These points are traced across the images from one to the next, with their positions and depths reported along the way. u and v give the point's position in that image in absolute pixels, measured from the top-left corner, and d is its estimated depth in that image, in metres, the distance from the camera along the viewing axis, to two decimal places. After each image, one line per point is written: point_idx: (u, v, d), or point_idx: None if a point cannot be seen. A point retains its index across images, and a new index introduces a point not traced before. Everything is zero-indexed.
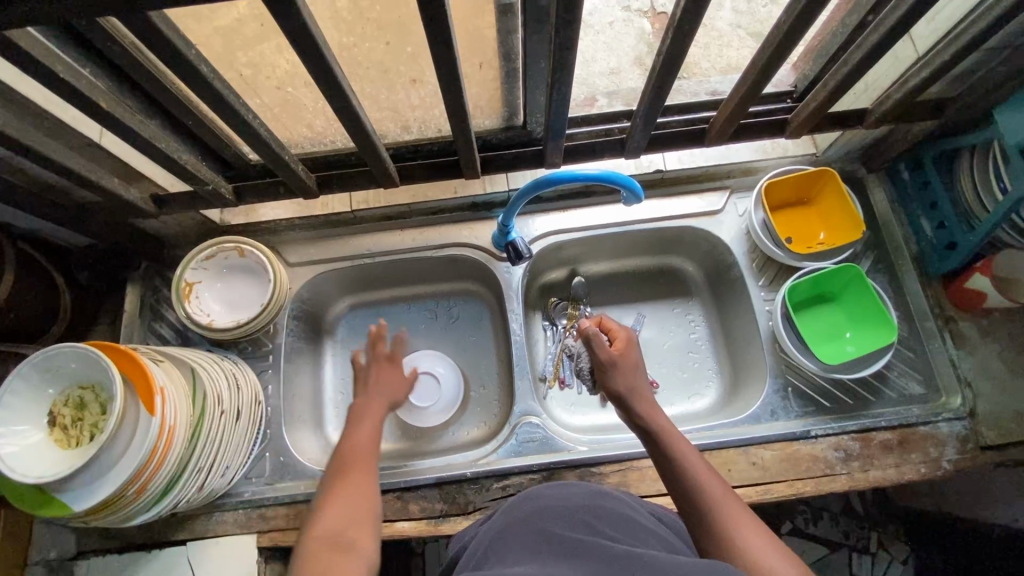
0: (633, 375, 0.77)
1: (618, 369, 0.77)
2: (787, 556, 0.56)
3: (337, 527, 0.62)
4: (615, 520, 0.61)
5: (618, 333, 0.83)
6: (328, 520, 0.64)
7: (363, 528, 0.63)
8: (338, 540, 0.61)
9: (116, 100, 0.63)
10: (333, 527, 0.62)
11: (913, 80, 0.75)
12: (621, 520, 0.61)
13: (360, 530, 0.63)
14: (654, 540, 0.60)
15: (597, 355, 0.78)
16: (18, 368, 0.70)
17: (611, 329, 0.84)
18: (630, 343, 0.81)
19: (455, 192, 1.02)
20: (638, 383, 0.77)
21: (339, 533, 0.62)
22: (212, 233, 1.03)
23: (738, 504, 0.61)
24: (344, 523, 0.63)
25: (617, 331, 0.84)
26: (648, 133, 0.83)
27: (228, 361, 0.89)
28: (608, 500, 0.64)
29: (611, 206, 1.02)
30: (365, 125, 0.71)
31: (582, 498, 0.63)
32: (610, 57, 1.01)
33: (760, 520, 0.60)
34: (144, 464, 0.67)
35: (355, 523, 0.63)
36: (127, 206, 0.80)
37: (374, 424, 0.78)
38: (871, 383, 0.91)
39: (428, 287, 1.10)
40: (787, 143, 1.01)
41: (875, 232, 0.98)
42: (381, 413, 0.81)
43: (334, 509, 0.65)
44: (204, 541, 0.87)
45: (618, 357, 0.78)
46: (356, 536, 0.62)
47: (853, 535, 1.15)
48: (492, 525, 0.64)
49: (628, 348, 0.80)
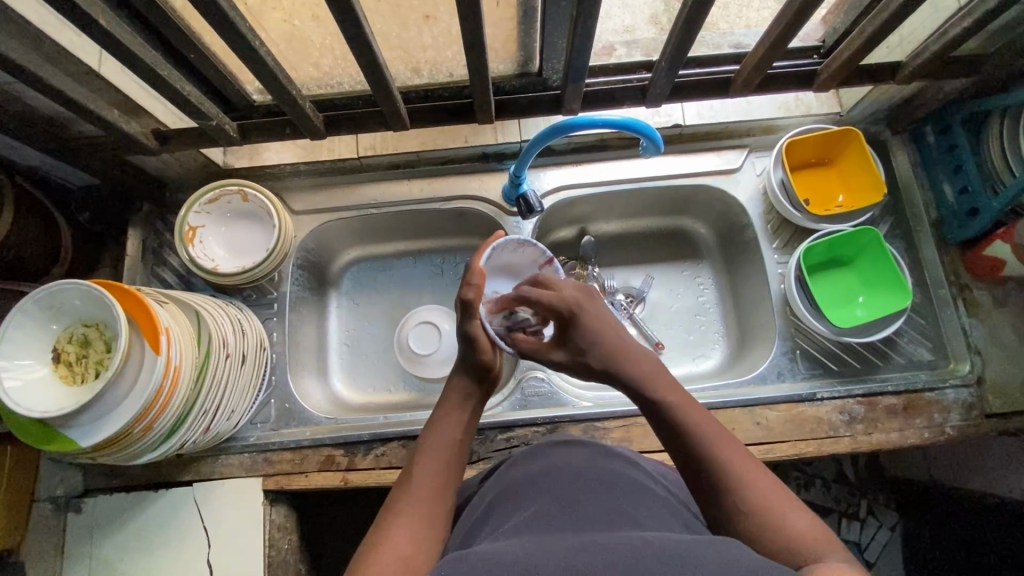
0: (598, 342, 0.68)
1: (590, 352, 0.69)
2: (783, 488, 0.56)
3: (404, 542, 0.54)
4: (625, 481, 0.60)
5: (567, 305, 0.70)
6: (396, 531, 0.55)
7: (426, 544, 0.55)
8: (400, 556, 0.53)
9: (117, 23, 0.60)
10: (402, 542, 0.54)
11: (954, 31, 0.72)
12: (630, 482, 0.60)
13: (422, 553, 0.54)
14: (662, 504, 0.58)
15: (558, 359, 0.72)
16: (20, 303, 0.68)
17: (556, 303, 0.71)
18: (581, 307, 0.70)
19: (466, 141, 0.99)
20: (621, 342, 0.68)
21: (403, 549, 0.54)
22: (213, 177, 1.00)
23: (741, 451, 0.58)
24: (412, 537, 0.55)
25: (564, 311, 0.70)
26: (671, 80, 0.79)
27: (234, 307, 0.88)
28: (616, 464, 0.63)
29: (627, 160, 0.99)
30: (379, 60, 0.68)
31: (590, 461, 0.63)
32: (625, 13, 0.91)
33: (763, 467, 0.58)
34: (152, 402, 0.66)
35: (443, 485, 0.61)
36: (129, 141, 0.78)
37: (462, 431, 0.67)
38: (880, 348, 0.91)
39: (434, 241, 1.09)
40: (811, 100, 0.98)
41: (896, 197, 0.95)
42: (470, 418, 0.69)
43: (402, 521, 0.56)
44: (211, 482, 0.88)
45: (575, 340, 0.70)
46: (419, 554, 0.54)
47: (844, 501, 1.14)
48: (499, 481, 0.65)
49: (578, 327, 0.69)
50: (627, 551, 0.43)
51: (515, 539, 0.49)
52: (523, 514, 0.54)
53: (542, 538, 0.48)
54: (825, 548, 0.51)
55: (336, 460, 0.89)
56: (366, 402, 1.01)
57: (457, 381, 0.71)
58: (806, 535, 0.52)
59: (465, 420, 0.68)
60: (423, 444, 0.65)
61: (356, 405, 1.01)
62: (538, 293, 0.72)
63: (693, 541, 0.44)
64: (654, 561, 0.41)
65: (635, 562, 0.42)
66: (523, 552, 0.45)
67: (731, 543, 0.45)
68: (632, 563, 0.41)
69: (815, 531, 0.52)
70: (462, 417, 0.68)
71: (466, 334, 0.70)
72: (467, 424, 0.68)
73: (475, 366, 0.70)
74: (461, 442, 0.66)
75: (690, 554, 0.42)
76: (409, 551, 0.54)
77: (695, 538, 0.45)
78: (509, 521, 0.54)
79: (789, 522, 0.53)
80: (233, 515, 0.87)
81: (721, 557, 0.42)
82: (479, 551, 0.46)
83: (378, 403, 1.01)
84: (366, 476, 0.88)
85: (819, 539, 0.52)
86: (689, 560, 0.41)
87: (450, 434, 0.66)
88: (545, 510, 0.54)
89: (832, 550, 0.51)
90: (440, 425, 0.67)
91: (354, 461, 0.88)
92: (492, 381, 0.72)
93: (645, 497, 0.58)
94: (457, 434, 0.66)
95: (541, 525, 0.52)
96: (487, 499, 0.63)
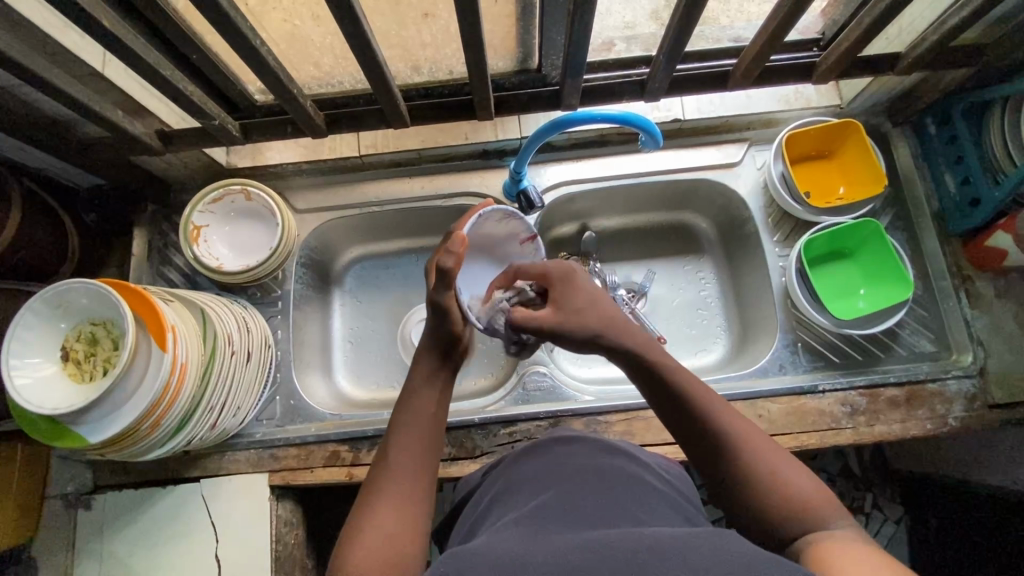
0: (600, 309, 0.66)
1: (585, 312, 0.65)
2: (802, 474, 0.56)
3: (386, 525, 0.55)
4: (616, 473, 0.60)
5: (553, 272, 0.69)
6: (377, 511, 0.57)
7: (410, 520, 0.57)
8: (385, 536, 0.54)
9: (120, 25, 0.61)
10: (385, 523, 0.56)
11: (951, 21, 0.72)
12: (626, 475, 0.60)
13: (406, 530, 0.56)
14: (660, 498, 0.58)
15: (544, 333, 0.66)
16: (28, 302, 0.69)
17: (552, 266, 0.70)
18: (576, 274, 0.69)
19: (465, 138, 0.99)
20: (601, 311, 0.66)
21: (385, 528, 0.55)
22: (218, 176, 1.01)
23: (744, 423, 0.60)
24: (395, 515, 0.57)
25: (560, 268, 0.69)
26: (669, 74, 0.79)
27: (238, 304, 0.89)
28: (612, 459, 0.63)
29: (628, 155, 0.99)
30: (378, 59, 0.68)
31: (588, 456, 0.63)
32: (626, 9, 0.90)
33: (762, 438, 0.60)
34: (158, 400, 0.67)
35: (424, 459, 0.62)
36: (134, 141, 0.79)
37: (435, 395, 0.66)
38: (882, 340, 0.91)
39: (437, 239, 1.09)
40: (811, 92, 0.98)
41: (897, 189, 0.95)
42: (443, 377, 0.68)
43: (383, 501, 0.58)
44: (217, 478, 0.89)
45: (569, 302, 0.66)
46: (403, 531, 0.56)
47: (849, 496, 1.15)
48: (498, 479, 0.66)
49: (574, 286, 0.68)
50: (622, 544, 0.43)
51: (515, 534, 0.49)
52: (525, 509, 0.55)
53: (543, 534, 0.49)
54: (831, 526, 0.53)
55: (341, 456, 0.90)
56: (372, 399, 1.02)
57: (422, 353, 0.68)
58: (815, 504, 0.54)
59: (440, 389, 0.67)
60: (397, 418, 0.65)
61: (362, 402, 1.02)
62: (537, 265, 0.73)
63: (692, 534, 0.45)
64: (647, 555, 0.42)
65: (633, 555, 0.42)
66: (522, 548, 0.45)
67: (730, 534, 0.45)
68: (629, 557, 0.42)
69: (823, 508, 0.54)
70: (437, 387, 0.67)
71: (439, 306, 0.67)
72: (441, 392, 0.67)
73: (444, 340, 0.68)
74: (436, 415, 0.65)
75: (688, 548, 0.42)
76: (393, 532, 0.55)
77: (693, 530, 0.45)
78: (511, 515, 0.55)
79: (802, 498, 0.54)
80: (238, 510, 0.88)
81: (718, 549, 0.42)
82: (479, 548, 0.46)
83: (382, 399, 1.02)
84: None
85: (825, 505, 0.54)
86: (687, 553, 0.42)
87: (422, 408, 0.65)
88: (546, 503, 0.54)
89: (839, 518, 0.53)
90: (412, 397, 0.66)
91: (359, 457, 0.89)
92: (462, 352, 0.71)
93: (644, 491, 0.58)
94: (431, 405, 0.65)
95: (542, 517, 0.52)
96: (487, 495, 0.64)
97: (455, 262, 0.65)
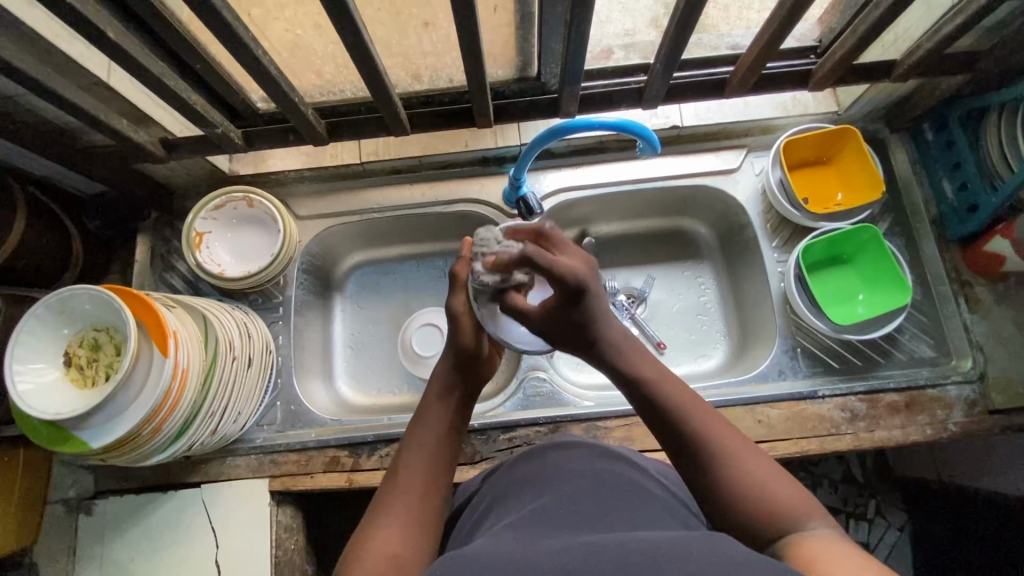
0: (608, 325, 0.70)
1: (584, 329, 0.69)
2: (783, 480, 0.56)
3: (392, 539, 0.56)
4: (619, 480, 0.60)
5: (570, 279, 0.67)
6: (385, 526, 0.57)
7: (416, 536, 0.57)
8: (390, 551, 0.55)
9: (125, 37, 0.62)
10: (390, 538, 0.56)
11: (945, 30, 0.73)
12: (626, 482, 0.60)
13: (412, 545, 0.56)
14: (659, 503, 0.58)
15: (547, 325, 0.71)
16: (32, 309, 0.70)
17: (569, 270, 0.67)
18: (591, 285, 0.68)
19: (465, 145, 1.00)
20: (612, 325, 0.70)
21: (392, 544, 0.55)
22: (220, 183, 1.02)
23: (728, 429, 0.60)
24: (403, 531, 0.57)
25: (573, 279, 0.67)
26: (666, 81, 0.80)
27: (239, 310, 0.90)
28: (613, 465, 0.63)
29: (626, 162, 1.00)
30: (379, 68, 0.69)
31: (588, 460, 0.64)
32: (625, 18, 0.92)
33: (728, 422, 0.62)
34: (160, 405, 0.68)
35: (433, 476, 0.63)
36: (138, 149, 0.80)
37: (446, 414, 0.69)
38: (882, 345, 0.91)
39: (437, 245, 1.10)
40: (809, 99, 0.99)
41: (895, 195, 0.96)
42: (455, 398, 0.71)
43: (391, 515, 0.58)
44: (218, 484, 0.89)
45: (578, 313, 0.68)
46: (409, 547, 0.56)
47: (851, 501, 1.14)
48: (497, 485, 0.66)
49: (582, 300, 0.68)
50: (619, 548, 0.44)
51: (512, 538, 0.49)
52: (522, 513, 0.55)
53: (540, 538, 0.49)
54: (802, 517, 0.53)
55: (341, 461, 0.90)
56: (373, 405, 1.02)
57: (442, 367, 0.73)
58: (794, 508, 0.54)
59: (453, 408, 0.70)
60: (410, 436, 0.67)
61: (362, 407, 1.02)
62: (545, 264, 0.66)
63: (689, 538, 0.45)
64: (643, 559, 0.42)
65: (630, 559, 0.42)
66: (519, 552, 0.45)
67: (728, 539, 0.45)
68: (625, 561, 0.42)
69: (795, 498, 0.55)
70: (449, 407, 0.70)
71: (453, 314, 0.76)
72: (454, 412, 0.70)
73: (460, 352, 0.74)
74: (448, 432, 0.68)
75: (685, 552, 0.42)
76: (397, 547, 0.55)
77: (691, 534, 0.46)
78: (509, 519, 0.55)
79: (780, 503, 0.54)
80: (238, 515, 0.88)
81: (715, 553, 0.42)
82: (476, 552, 0.47)
83: (383, 404, 1.02)
84: (370, 476, 0.89)
85: (807, 510, 0.54)
86: (684, 556, 0.42)
87: (434, 424, 0.68)
88: (544, 507, 0.55)
89: (819, 520, 0.53)
90: (425, 416, 0.69)
91: (359, 462, 0.90)
92: (484, 364, 0.75)
93: (643, 496, 0.58)
94: (444, 424, 0.68)
95: (539, 522, 0.52)
96: (486, 499, 0.64)
97: (461, 265, 0.77)
